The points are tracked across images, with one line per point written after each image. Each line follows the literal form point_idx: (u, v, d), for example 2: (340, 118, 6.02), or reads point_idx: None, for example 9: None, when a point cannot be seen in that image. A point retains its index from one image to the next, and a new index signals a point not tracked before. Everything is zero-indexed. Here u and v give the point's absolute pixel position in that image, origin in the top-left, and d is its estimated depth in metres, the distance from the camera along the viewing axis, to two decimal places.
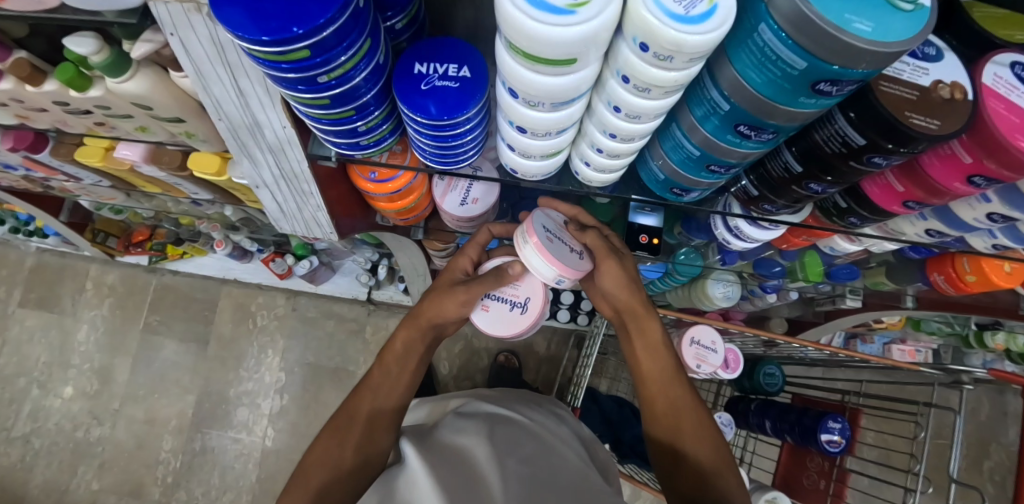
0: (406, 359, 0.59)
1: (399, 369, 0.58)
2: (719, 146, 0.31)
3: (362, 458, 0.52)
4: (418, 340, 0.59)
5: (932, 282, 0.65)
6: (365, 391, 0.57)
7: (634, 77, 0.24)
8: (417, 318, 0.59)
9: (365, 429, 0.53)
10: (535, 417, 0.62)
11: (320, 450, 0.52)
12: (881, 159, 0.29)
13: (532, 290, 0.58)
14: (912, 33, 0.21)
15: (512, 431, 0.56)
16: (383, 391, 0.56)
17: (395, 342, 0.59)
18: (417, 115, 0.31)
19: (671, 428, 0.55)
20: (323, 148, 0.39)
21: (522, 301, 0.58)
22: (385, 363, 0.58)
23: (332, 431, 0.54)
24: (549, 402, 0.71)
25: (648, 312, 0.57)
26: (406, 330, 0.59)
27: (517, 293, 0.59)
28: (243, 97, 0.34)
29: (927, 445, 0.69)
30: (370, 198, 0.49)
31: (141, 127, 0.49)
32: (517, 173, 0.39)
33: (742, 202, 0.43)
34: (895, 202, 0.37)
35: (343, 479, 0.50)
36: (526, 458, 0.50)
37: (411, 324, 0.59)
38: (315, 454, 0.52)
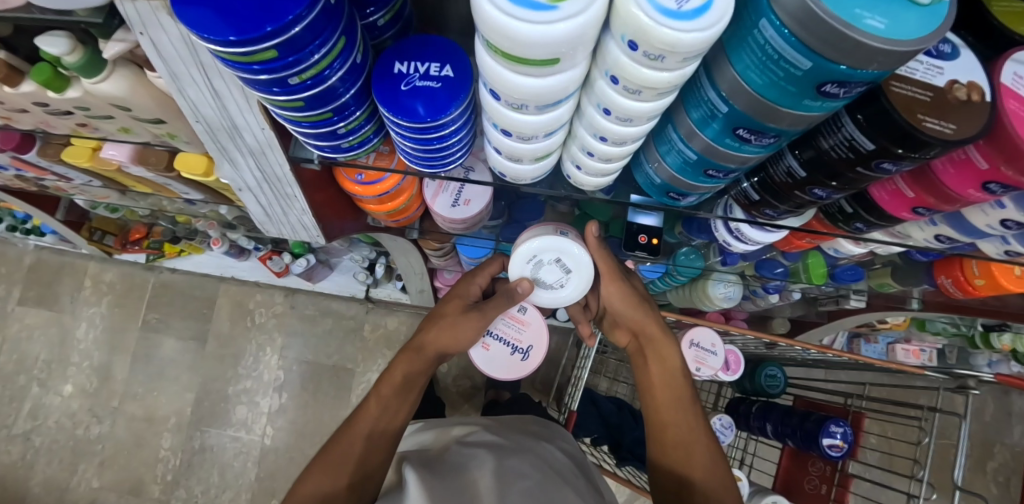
0: (407, 392, 0.60)
1: (400, 402, 0.59)
2: (718, 150, 0.29)
3: (356, 482, 0.51)
4: (420, 369, 0.62)
5: (939, 285, 0.64)
6: (360, 417, 0.57)
7: (623, 77, 0.23)
8: (421, 349, 0.63)
9: (359, 452, 0.53)
10: (540, 450, 0.61)
11: (309, 486, 0.50)
12: (891, 165, 0.27)
13: (534, 340, 0.68)
14: (928, 29, 0.19)
15: (521, 463, 0.54)
16: (381, 416, 0.57)
17: (395, 371, 0.61)
18: (400, 118, 0.30)
19: (679, 453, 0.55)
20: (305, 150, 0.37)
21: (523, 347, 0.68)
22: (380, 392, 0.59)
23: (324, 459, 0.53)
24: (554, 435, 0.70)
25: (668, 342, 0.62)
26: (405, 360, 0.62)
27: (520, 339, 0.68)
28: (219, 99, 0.33)
29: (932, 451, 0.67)
30: (359, 200, 0.48)
31: (124, 128, 0.48)
32: (507, 177, 0.37)
33: (743, 206, 0.41)
34: (905, 209, 0.35)
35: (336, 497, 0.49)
36: (530, 489, 0.49)
37: (416, 357, 0.62)
38: (303, 489, 0.51)
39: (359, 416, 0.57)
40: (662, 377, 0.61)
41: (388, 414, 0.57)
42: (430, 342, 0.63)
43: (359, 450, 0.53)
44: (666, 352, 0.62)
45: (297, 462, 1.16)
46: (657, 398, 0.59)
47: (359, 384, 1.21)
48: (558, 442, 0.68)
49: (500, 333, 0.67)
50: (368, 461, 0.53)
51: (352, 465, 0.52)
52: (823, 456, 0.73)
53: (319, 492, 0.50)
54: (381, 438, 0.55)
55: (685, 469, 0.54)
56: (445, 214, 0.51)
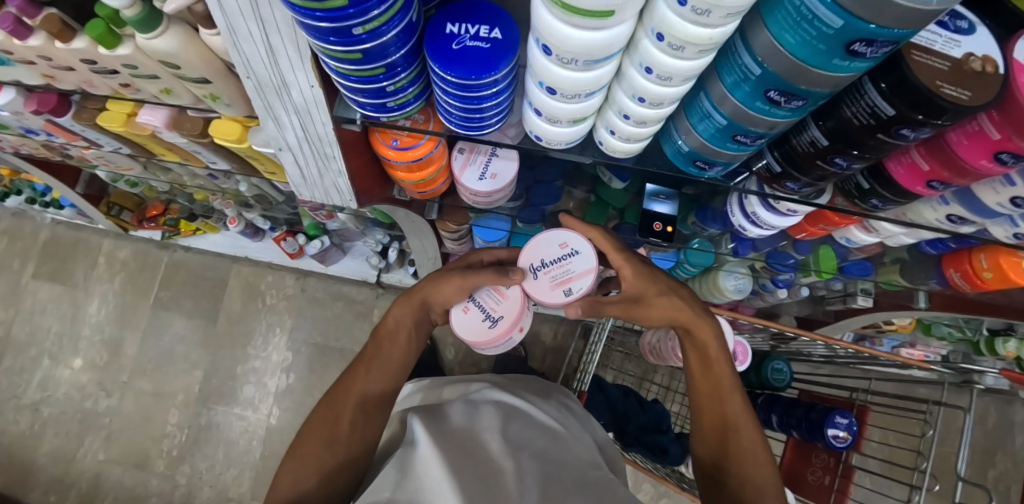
0: (397, 334, 0.63)
1: (391, 344, 0.62)
2: (749, 113, 0.31)
3: (357, 423, 0.56)
4: (408, 316, 0.63)
5: (948, 279, 0.65)
6: (364, 364, 0.60)
7: (669, 34, 0.24)
8: (411, 297, 0.64)
9: (355, 409, 0.56)
10: (546, 413, 0.61)
11: (317, 421, 0.56)
12: (909, 131, 0.29)
13: (508, 310, 0.60)
14: None
15: (524, 427, 0.55)
16: (375, 366, 0.60)
17: (395, 317, 0.63)
18: (448, 75, 0.31)
19: (723, 420, 0.56)
20: (348, 111, 0.39)
21: (495, 316, 0.61)
22: (380, 337, 0.63)
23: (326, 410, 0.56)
24: (559, 393, 0.72)
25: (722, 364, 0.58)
26: (400, 308, 0.64)
27: (496, 307, 0.61)
28: (273, 55, 0.34)
29: (935, 443, 0.68)
30: (388, 167, 0.49)
31: (166, 89, 0.50)
32: (540, 142, 0.38)
33: (764, 180, 0.43)
34: (920, 183, 0.36)
35: (336, 447, 0.53)
36: (538, 456, 0.50)
37: (404, 301, 0.64)
38: (311, 424, 0.56)
39: (365, 366, 0.60)
40: (703, 374, 0.59)
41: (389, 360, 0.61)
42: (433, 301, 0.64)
43: (356, 397, 0.57)
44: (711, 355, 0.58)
45: None
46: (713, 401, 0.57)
47: None
48: (558, 395, 0.71)
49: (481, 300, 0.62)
50: (372, 413, 0.57)
51: (352, 409, 0.56)
52: (827, 446, 0.73)
53: (323, 429, 0.55)
54: (380, 382, 0.59)
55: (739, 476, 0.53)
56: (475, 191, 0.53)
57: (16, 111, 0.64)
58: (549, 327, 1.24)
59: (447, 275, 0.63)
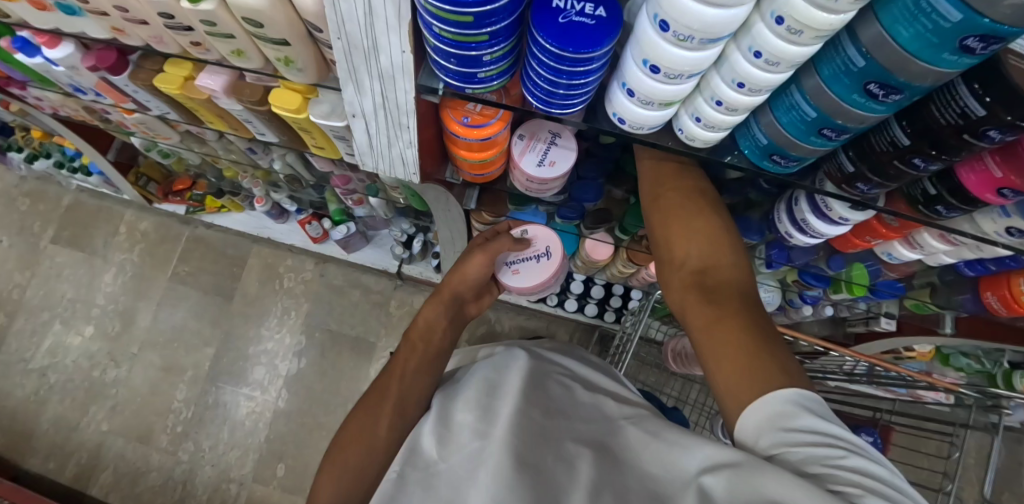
0: (429, 332, 0.70)
1: (424, 342, 0.69)
2: (843, 106, 0.31)
3: (395, 421, 0.56)
4: (441, 312, 0.73)
5: (985, 303, 0.65)
6: (398, 362, 0.65)
7: (790, 18, 0.25)
8: (440, 294, 0.74)
9: (393, 410, 0.57)
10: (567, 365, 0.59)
11: (356, 427, 0.57)
12: (997, 133, 0.30)
13: (547, 240, 0.77)
14: None
15: (542, 384, 0.53)
16: (407, 367, 0.63)
17: (425, 320, 0.72)
18: (549, 45, 0.32)
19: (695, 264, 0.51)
20: (432, 81, 0.40)
21: (543, 251, 0.77)
22: (413, 337, 0.70)
23: (365, 405, 0.59)
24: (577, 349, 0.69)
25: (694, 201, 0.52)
26: (430, 309, 0.73)
27: (536, 248, 0.77)
28: (371, 17, 0.35)
29: (961, 466, 0.68)
30: (451, 144, 0.50)
31: (237, 51, 0.50)
32: (623, 125, 0.39)
33: (833, 181, 0.43)
34: (991, 190, 0.36)
35: (378, 453, 0.54)
36: (551, 416, 0.49)
37: (435, 300, 0.74)
38: (350, 429, 0.58)
39: (400, 362, 0.65)
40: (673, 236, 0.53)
41: (420, 356, 0.66)
42: (451, 286, 0.75)
43: (394, 390, 0.60)
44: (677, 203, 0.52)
45: (309, 428, 1.16)
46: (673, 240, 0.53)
47: (379, 358, 1.21)
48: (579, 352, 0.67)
49: (520, 256, 0.77)
50: (408, 400, 0.59)
51: (391, 406, 0.58)
52: None
53: (364, 435, 0.56)
54: (415, 374, 0.63)
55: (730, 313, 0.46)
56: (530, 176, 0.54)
57: (72, 66, 0.64)
58: (565, 331, 1.24)
59: (468, 255, 0.75)
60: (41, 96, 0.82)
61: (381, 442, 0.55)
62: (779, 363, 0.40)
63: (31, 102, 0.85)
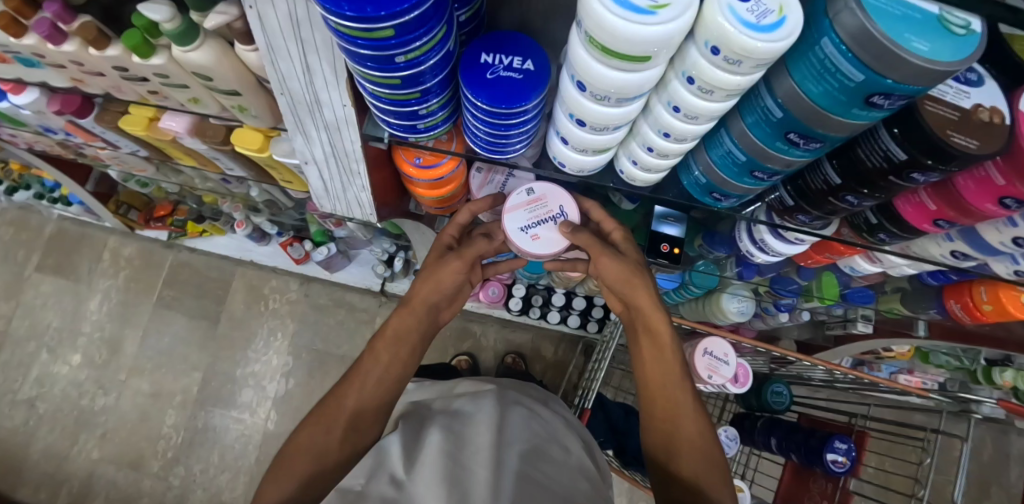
0: (398, 347, 0.59)
1: (389, 357, 0.58)
2: (769, 152, 0.32)
3: (349, 432, 0.53)
4: (414, 325, 0.61)
5: (949, 310, 0.66)
6: (361, 370, 0.57)
7: (700, 79, 0.26)
8: (410, 303, 0.62)
9: (348, 426, 0.53)
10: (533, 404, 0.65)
11: (304, 437, 0.52)
12: (920, 175, 0.30)
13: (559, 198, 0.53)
14: (960, 55, 0.22)
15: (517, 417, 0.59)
16: (370, 379, 0.57)
17: (391, 328, 0.60)
18: (478, 101, 0.32)
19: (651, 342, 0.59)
20: (377, 130, 0.40)
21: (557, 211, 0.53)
22: (376, 349, 0.59)
23: (320, 412, 0.54)
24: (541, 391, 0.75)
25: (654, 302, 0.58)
26: (400, 317, 0.61)
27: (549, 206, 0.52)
28: (309, 75, 0.35)
29: (933, 471, 0.68)
30: (408, 182, 0.51)
31: (194, 98, 0.51)
32: (565, 168, 0.40)
33: (777, 211, 0.44)
34: (927, 221, 0.38)
35: (328, 469, 0.50)
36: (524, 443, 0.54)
37: (406, 310, 0.62)
38: (298, 440, 0.52)
39: (360, 370, 0.57)
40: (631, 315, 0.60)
41: (383, 373, 0.57)
42: (419, 293, 0.63)
43: (351, 402, 0.54)
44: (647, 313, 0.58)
45: None
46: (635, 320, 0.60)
47: None
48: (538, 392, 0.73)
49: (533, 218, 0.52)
50: (365, 415, 0.54)
51: (347, 418, 0.53)
52: (825, 471, 0.73)
53: (313, 448, 0.51)
54: (376, 388, 0.56)
55: (676, 424, 0.54)
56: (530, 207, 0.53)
57: (38, 111, 0.64)
58: (550, 342, 1.25)
59: (442, 261, 0.63)
60: (13, 134, 0.83)
61: (333, 456, 0.51)
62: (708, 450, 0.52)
63: (5, 140, 0.86)
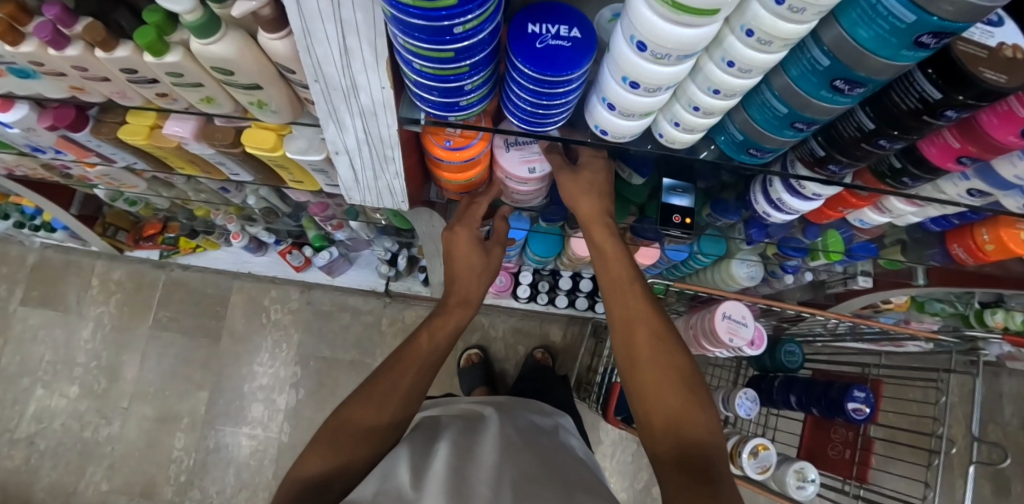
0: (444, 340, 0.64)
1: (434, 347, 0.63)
2: (812, 101, 0.33)
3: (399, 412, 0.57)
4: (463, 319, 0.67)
5: (952, 254, 0.70)
6: (410, 352, 0.62)
7: (760, 30, 0.26)
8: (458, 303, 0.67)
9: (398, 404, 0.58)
10: (536, 439, 0.66)
11: (354, 412, 0.56)
12: (954, 112, 0.32)
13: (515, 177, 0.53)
14: None
15: (521, 449, 0.59)
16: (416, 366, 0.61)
17: (445, 322, 0.65)
18: (529, 71, 0.33)
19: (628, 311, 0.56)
20: (413, 111, 0.41)
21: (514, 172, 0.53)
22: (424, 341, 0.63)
23: (371, 389, 0.58)
24: (521, 404, 0.82)
25: (629, 273, 0.58)
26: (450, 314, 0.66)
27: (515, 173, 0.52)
28: (347, 58, 0.35)
29: (949, 410, 0.72)
30: (435, 167, 0.51)
31: (206, 98, 0.50)
32: (606, 135, 0.40)
33: (806, 164, 0.46)
34: (951, 160, 0.40)
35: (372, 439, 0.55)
36: (528, 468, 0.54)
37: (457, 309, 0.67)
38: (347, 414, 0.56)
39: (415, 351, 0.62)
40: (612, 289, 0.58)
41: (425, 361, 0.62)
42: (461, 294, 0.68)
43: (407, 383, 0.59)
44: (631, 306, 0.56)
45: None
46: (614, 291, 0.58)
47: None
48: (526, 416, 0.75)
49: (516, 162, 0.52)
50: (413, 394, 0.59)
51: (398, 399, 0.58)
52: (847, 420, 0.76)
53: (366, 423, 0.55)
54: (423, 373, 0.61)
55: (670, 414, 0.49)
56: (511, 175, 0.52)
57: (28, 128, 0.61)
58: (559, 327, 1.26)
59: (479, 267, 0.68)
60: None
61: (380, 432, 0.56)
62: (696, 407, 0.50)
63: None
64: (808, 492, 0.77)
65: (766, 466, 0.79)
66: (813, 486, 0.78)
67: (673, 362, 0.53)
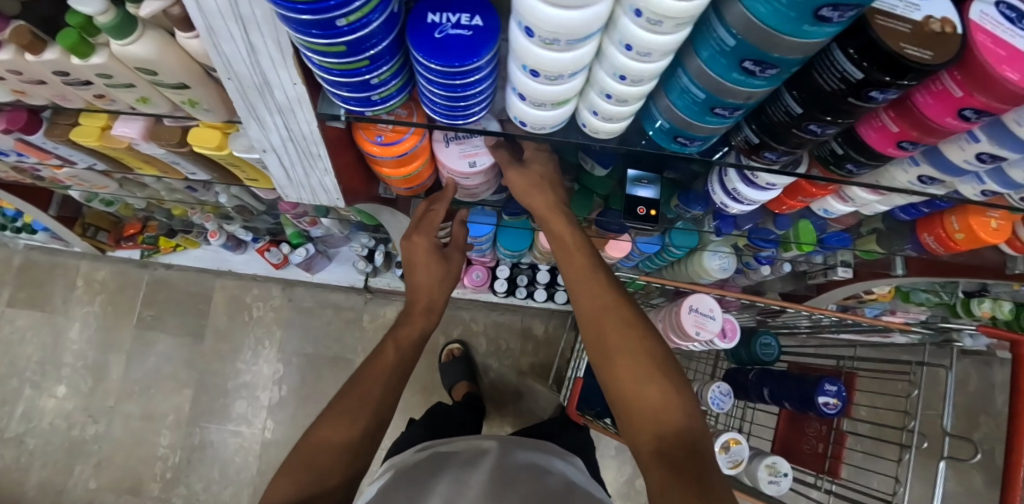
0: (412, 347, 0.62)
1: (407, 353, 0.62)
2: (726, 85, 0.31)
3: (373, 422, 0.55)
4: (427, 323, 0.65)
5: (923, 244, 0.69)
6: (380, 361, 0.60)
7: (647, 10, 0.24)
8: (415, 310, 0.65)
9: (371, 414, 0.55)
10: (534, 458, 0.64)
11: (327, 430, 0.53)
12: (879, 93, 0.30)
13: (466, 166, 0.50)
14: None
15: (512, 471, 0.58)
16: (387, 375, 0.59)
17: (410, 328, 0.63)
18: (431, 63, 0.32)
19: (593, 300, 0.53)
20: (332, 107, 0.40)
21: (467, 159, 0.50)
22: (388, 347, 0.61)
23: (343, 402, 0.55)
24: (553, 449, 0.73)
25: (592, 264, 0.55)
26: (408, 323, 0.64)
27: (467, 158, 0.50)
28: (254, 55, 0.34)
29: (921, 403, 0.70)
30: (374, 163, 0.50)
31: (143, 98, 0.50)
32: (525, 126, 0.39)
33: (743, 152, 0.44)
34: (891, 143, 0.38)
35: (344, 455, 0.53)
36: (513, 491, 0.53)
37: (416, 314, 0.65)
38: (321, 434, 0.54)
39: (382, 360, 0.60)
40: (575, 277, 0.55)
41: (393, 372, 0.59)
42: (419, 298, 0.65)
43: (379, 390, 0.57)
44: (596, 296, 0.52)
45: None
46: (576, 279, 0.54)
47: None
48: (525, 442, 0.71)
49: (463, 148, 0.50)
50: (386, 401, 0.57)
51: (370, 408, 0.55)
52: (819, 415, 0.74)
53: (339, 439, 0.53)
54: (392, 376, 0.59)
55: (650, 404, 0.47)
56: (452, 170, 0.51)
57: None
58: (541, 321, 1.25)
59: (429, 263, 0.64)
60: None
61: (352, 445, 0.53)
62: (678, 394, 0.48)
63: None
64: (781, 487, 0.77)
65: (738, 461, 0.78)
66: (785, 480, 0.77)
67: (645, 348, 0.50)
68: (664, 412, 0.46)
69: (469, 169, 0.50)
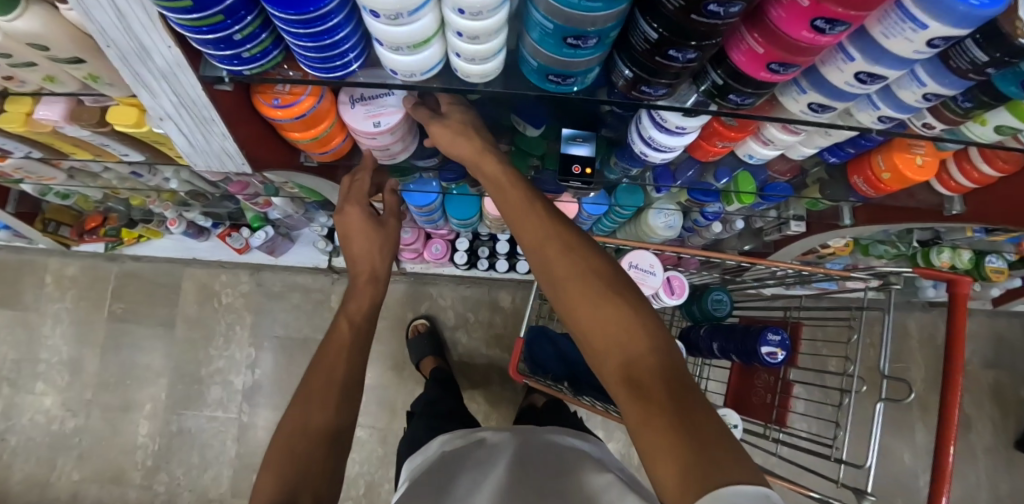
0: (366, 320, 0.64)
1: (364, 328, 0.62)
2: (568, 13, 0.30)
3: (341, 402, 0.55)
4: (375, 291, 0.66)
5: (855, 187, 0.69)
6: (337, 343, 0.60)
7: None
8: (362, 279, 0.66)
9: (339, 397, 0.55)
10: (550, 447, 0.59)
11: (295, 417, 0.53)
12: (717, 6, 0.28)
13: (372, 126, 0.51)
14: None
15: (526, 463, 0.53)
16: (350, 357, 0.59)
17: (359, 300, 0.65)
18: (284, 12, 0.31)
19: (538, 241, 0.50)
20: (216, 70, 0.40)
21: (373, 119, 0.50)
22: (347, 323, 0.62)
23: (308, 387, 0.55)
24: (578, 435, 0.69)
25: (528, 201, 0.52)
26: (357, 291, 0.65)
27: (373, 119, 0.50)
28: (124, 20, 0.34)
29: (860, 348, 0.71)
30: (281, 129, 0.51)
31: (48, 77, 0.50)
32: (398, 75, 0.40)
33: (625, 89, 0.43)
34: (762, 66, 0.37)
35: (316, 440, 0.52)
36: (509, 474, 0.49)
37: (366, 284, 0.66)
38: (290, 422, 0.53)
39: (337, 338, 0.61)
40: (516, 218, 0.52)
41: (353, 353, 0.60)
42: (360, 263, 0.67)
43: (342, 373, 0.57)
44: (538, 235, 0.50)
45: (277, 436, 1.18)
46: (518, 221, 0.52)
47: None
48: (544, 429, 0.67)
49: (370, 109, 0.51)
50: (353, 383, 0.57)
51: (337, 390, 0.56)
52: (763, 364, 0.75)
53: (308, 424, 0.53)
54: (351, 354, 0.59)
55: (612, 337, 0.43)
56: (358, 132, 0.51)
57: None
58: (508, 293, 1.26)
59: (366, 229, 0.67)
60: None
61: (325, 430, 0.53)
62: (639, 320, 0.43)
63: None
64: (731, 438, 0.78)
65: None
66: (735, 431, 0.78)
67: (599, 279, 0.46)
68: (626, 342, 0.42)
69: (374, 129, 0.51)
